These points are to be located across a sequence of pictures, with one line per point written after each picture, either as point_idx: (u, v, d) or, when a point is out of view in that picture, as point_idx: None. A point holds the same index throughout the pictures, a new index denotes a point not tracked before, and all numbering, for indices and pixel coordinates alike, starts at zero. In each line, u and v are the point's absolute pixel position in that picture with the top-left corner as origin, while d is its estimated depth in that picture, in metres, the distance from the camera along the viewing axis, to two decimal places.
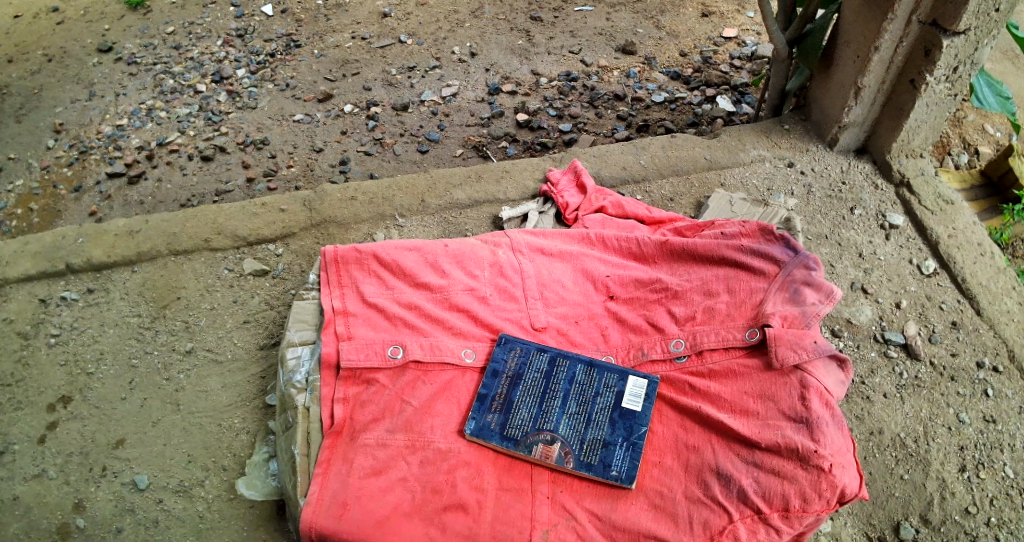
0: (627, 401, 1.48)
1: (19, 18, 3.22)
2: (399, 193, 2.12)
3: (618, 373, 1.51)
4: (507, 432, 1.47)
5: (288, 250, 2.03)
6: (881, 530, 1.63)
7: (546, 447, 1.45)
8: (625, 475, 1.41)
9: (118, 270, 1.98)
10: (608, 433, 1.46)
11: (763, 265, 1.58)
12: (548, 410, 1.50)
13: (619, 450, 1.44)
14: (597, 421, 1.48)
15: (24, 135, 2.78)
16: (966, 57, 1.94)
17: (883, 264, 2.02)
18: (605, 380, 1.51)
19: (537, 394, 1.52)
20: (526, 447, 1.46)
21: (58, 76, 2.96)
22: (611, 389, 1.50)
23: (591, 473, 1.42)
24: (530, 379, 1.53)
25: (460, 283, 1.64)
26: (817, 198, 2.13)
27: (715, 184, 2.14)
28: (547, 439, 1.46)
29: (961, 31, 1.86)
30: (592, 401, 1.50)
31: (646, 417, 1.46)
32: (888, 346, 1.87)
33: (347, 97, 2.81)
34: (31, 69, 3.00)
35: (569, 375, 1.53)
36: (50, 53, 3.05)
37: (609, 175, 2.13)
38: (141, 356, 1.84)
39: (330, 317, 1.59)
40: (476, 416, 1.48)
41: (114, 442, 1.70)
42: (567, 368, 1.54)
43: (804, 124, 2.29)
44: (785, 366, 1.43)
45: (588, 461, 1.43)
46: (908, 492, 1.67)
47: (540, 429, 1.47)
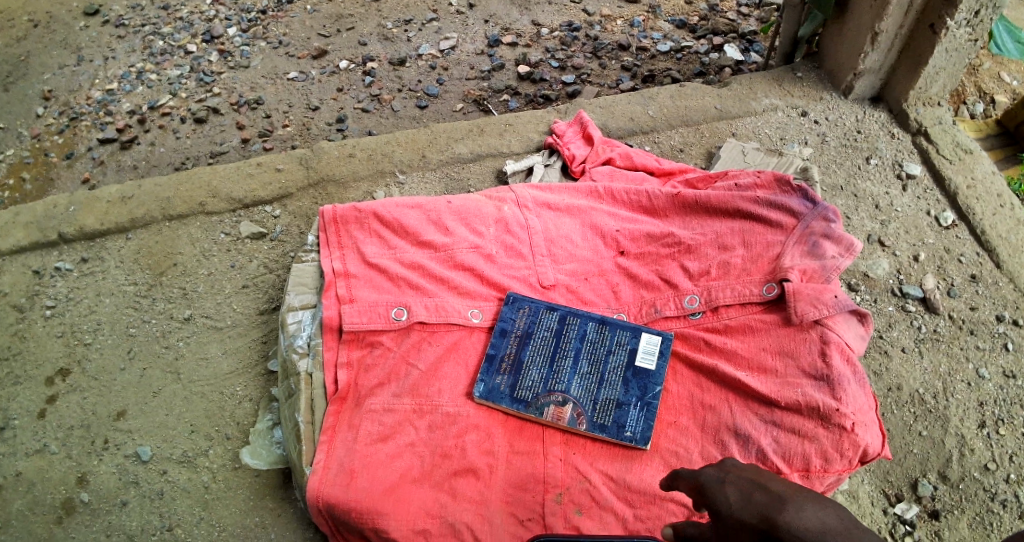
0: (640, 359, 1.43)
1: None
2: (399, 148, 2.05)
3: (631, 330, 1.46)
4: (517, 394, 1.43)
5: (286, 211, 1.97)
6: (898, 487, 1.60)
7: (558, 409, 1.42)
8: (639, 435, 1.38)
9: (112, 238, 1.92)
10: (622, 393, 1.41)
11: (780, 217, 1.51)
12: (559, 370, 1.46)
13: (634, 410, 1.40)
14: (610, 380, 1.43)
15: (12, 103, 2.69)
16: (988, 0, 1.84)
17: (900, 216, 1.95)
18: (618, 337, 1.46)
19: (547, 354, 1.47)
20: (538, 409, 1.42)
21: (45, 41, 2.86)
22: (624, 347, 1.45)
23: (605, 435, 1.39)
24: (539, 338, 1.48)
25: (465, 241, 1.58)
26: (832, 147, 2.06)
27: (726, 134, 2.06)
28: (558, 401, 1.42)
29: None
30: (605, 359, 1.45)
31: (661, 375, 1.42)
32: (906, 300, 1.82)
33: (342, 53, 2.71)
34: (17, 35, 2.88)
35: (580, 333, 1.48)
36: (36, 17, 2.93)
37: (616, 127, 2.05)
38: (139, 325, 1.79)
39: (331, 279, 1.54)
40: (484, 377, 1.44)
41: (115, 414, 1.67)
42: (578, 326, 1.48)
43: (817, 72, 2.19)
44: (804, 321, 1.38)
45: (601, 422, 1.40)
46: (926, 449, 1.63)
47: (551, 390, 1.43)
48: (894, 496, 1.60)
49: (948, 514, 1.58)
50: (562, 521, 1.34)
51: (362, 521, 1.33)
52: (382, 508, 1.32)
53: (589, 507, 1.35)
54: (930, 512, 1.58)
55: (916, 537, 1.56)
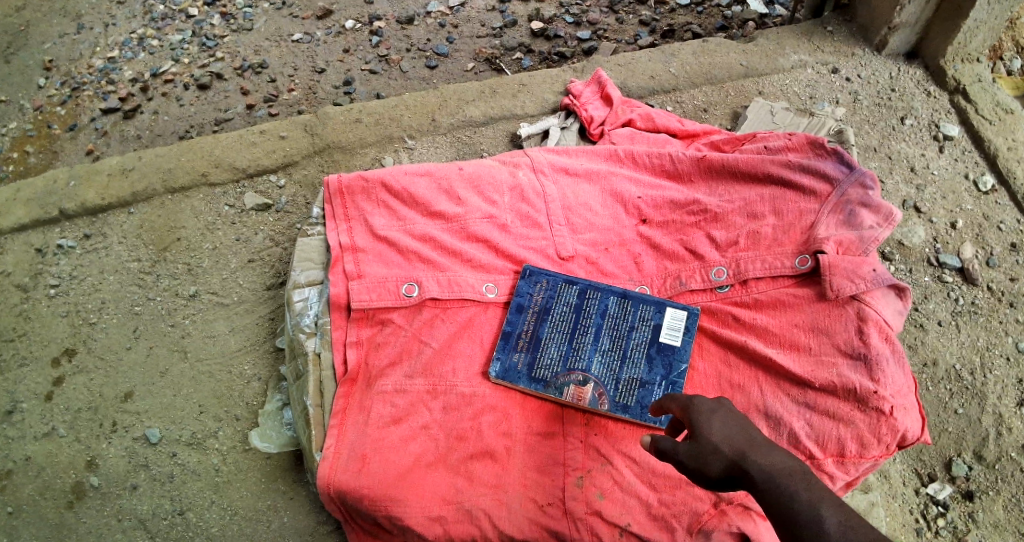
0: (665, 335, 1.35)
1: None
2: (407, 112, 1.96)
3: (654, 304, 1.38)
4: (535, 374, 1.36)
5: (291, 180, 1.89)
6: (932, 467, 1.54)
7: (579, 389, 1.35)
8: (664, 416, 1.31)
9: (114, 213, 1.85)
10: (646, 372, 1.34)
11: (813, 184, 1.41)
12: (579, 347, 1.38)
13: (658, 390, 1.33)
14: (634, 358, 1.36)
15: (13, 74, 2.59)
16: None
17: (937, 180, 1.83)
18: (641, 312, 1.38)
19: (566, 330, 1.40)
20: (557, 389, 1.35)
21: (45, 10, 2.73)
22: (647, 322, 1.37)
23: (628, 415, 1.32)
24: (558, 313, 1.40)
25: (478, 211, 1.50)
26: (865, 106, 1.92)
27: (752, 92, 1.94)
28: (579, 380, 1.35)
29: None
30: (628, 336, 1.37)
31: (687, 352, 1.34)
32: (943, 271, 1.71)
33: (347, 13, 2.59)
34: (15, 5, 2.75)
35: (601, 308, 1.40)
36: None
37: (636, 86, 1.93)
38: (144, 303, 1.73)
39: (338, 254, 1.47)
40: (500, 355, 1.37)
41: (122, 395, 1.63)
42: (598, 300, 1.40)
43: (848, 26, 2.04)
44: (840, 296, 1.29)
45: (624, 402, 1.33)
46: (962, 427, 1.55)
47: (570, 369, 1.36)
48: (926, 476, 1.53)
49: (983, 495, 1.51)
50: (583, 506, 1.29)
51: (375, 508, 1.28)
52: (395, 495, 1.28)
53: (610, 490, 1.30)
54: (964, 493, 1.51)
55: (950, 519, 1.50)
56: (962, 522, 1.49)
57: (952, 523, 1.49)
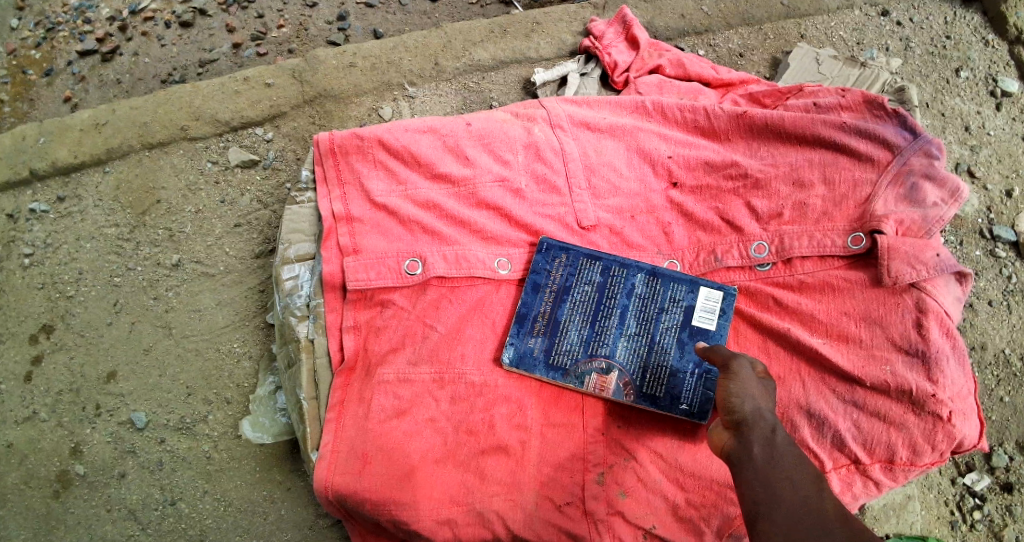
0: (698, 318, 1.21)
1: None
2: (407, 55, 1.76)
3: (687, 283, 1.23)
4: (553, 361, 1.23)
5: (279, 134, 1.71)
6: (970, 456, 1.42)
7: (601, 378, 1.21)
8: (697, 409, 1.18)
9: (88, 172, 1.68)
10: (677, 359, 1.21)
11: (870, 150, 1.23)
12: (602, 331, 1.24)
13: (689, 378, 1.19)
14: (663, 343, 1.22)
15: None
16: None
17: (993, 141, 1.64)
18: (672, 291, 1.23)
19: (587, 312, 1.25)
20: (578, 378, 1.22)
21: None
22: (678, 304, 1.23)
23: (656, 408, 1.19)
24: (578, 293, 1.25)
25: (488, 174, 1.33)
26: (916, 55, 1.71)
27: (793, 36, 1.73)
28: (602, 368, 1.22)
29: None
30: (657, 318, 1.23)
31: (724, 337, 1.20)
32: (996, 244, 1.54)
33: None
34: None
35: (627, 288, 1.25)
36: None
37: (663, 26, 1.72)
38: (124, 274, 1.58)
39: (331, 225, 1.32)
40: (510, 336, 1.24)
41: (105, 375, 1.51)
42: (624, 278, 1.25)
43: None
44: (898, 284, 1.14)
45: (652, 393, 1.20)
46: (1006, 416, 1.43)
47: (592, 355, 1.23)
48: (964, 465, 1.42)
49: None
50: (604, 506, 1.18)
51: (378, 512, 1.18)
52: (400, 498, 1.17)
53: (634, 489, 1.19)
54: (1003, 485, 1.40)
55: (987, 512, 1.39)
56: (999, 515, 1.39)
57: (988, 517, 1.39)
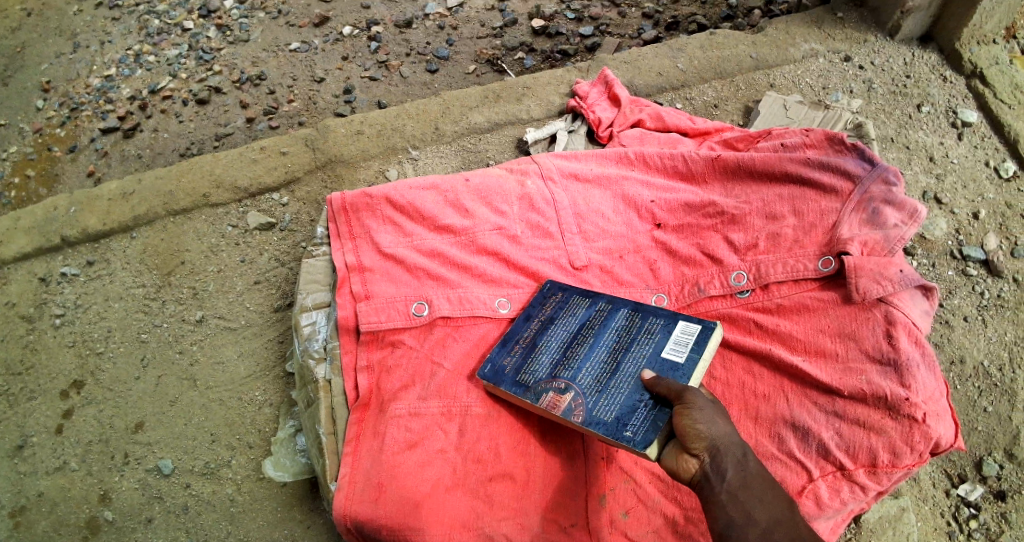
0: (668, 350, 1.21)
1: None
2: (409, 121, 1.91)
3: (666, 318, 1.26)
4: (520, 377, 1.29)
5: (294, 198, 1.85)
6: (962, 467, 1.48)
7: (557, 396, 1.23)
8: (639, 437, 1.11)
9: (116, 238, 1.83)
10: (634, 386, 1.18)
11: (834, 181, 1.35)
12: (572, 357, 1.28)
13: (641, 409, 1.14)
14: (626, 371, 1.22)
15: (10, 97, 2.62)
16: None
17: (957, 168, 1.76)
18: (650, 325, 1.27)
19: (564, 339, 1.31)
20: (536, 394, 1.25)
21: (39, 29, 2.79)
22: (652, 337, 1.25)
23: (601, 431, 1.16)
24: (562, 323, 1.33)
25: (487, 223, 1.46)
26: (879, 95, 1.85)
27: (763, 86, 1.88)
28: (560, 388, 1.24)
29: None
30: (627, 348, 1.25)
31: (690, 369, 1.18)
32: (967, 264, 1.64)
33: (344, 19, 2.61)
34: (10, 25, 2.80)
35: (606, 321, 1.31)
36: (29, 5, 2.84)
37: (643, 84, 1.88)
38: (151, 331, 1.70)
39: (345, 274, 1.44)
40: (493, 360, 1.32)
41: (133, 426, 1.60)
42: (605, 312, 1.32)
43: (860, 10, 1.97)
44: (866, 299, 1.23)
45: (600, 416, 1.18)
46: (992, 426, 1.49)
47: (555, 376, 1.26)
48: (956, 477, 1.47)
49: (1016, 495, 1.45)
50: (608, 526, 1.26)
51: (394, 537, 1.24)
52: (413, 525, 1.23)
53: (635, 508, 1.27)
54: (996, 493, 1.45)
55: (982, 520, 1.44)
56: (995, 523, 1.44)
57: (984, 525, 1.43)
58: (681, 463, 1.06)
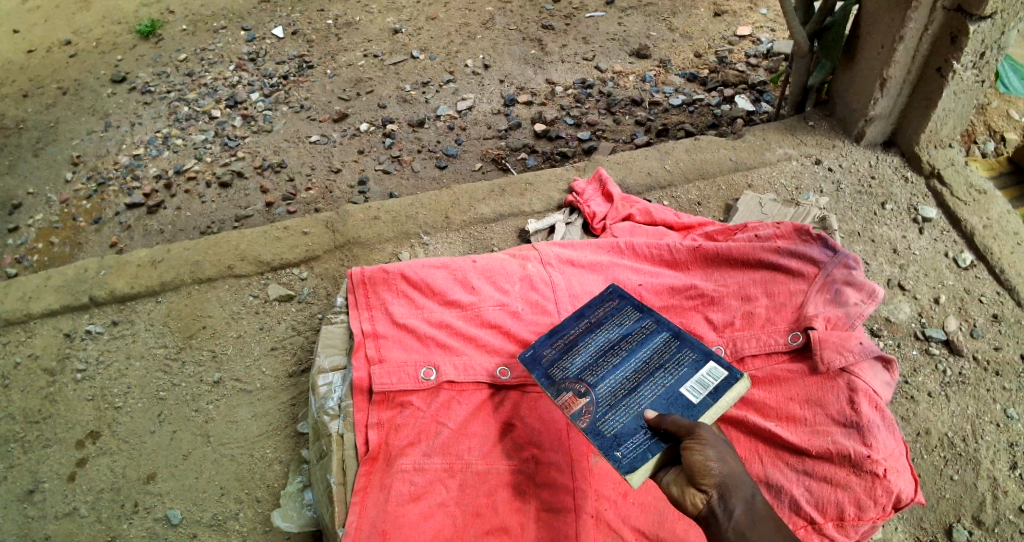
0: (688, 387, 1.26)
1: (18, 31, 3.46)
2: (423, 210, 2.10)
3: (699, 354, 1.30)
4: (551, 371, 1.39)
5: (312, 273, 2.00)
6: (933, 533, 1.54)
7: (574, 397, 1.33)
8: (624, 461, 1.19)
9: (142, 301, 1.97)
10: (638, 414, 1.25)
11: (801, 267, 1.52)
12: (603, 365, 1.36)
13: (638, 436, 1.22)
14: (643, 393, 1.28)
15: (42, 168, 2.87)
16: (992, 42, 1.86)
17: (919, 259, 1.93)
18: (683, 355, 1.32)
19: (603, 345, 1.39)
20: (558, 390, 1.35)
21: (73, 108, 3.10)
22: (680, 368, 1.29)
23: (596, 441, 1.25)
24: (608, 332, 1.41)
25: (491, 299, 1.62)
26: (846, 195, 2.06)
27: (741, 186, 2.09)
28: (580, 390, 1.33)
29: (988, 15, 1.78)
30: (653, 372, 1.31)
31: (700, 411, 1.23)
32: (930, 343, 1.79)
33: (361, 116, 2.87)
34: (46, 103, 3.14)
35: (646, 339, 1.37)
36: (64, 86, 3.20)
37: (634, 182, 2.09)
38: (170, 389, 1.82)
39: (361, 340, 1.58)
40: (534, 347, 1.44)
41: (145, 476, 1.69)
42: (648, 331, 1.38)
43: (829, 120, 2.21)
44: (831, 369, 1.37)
45: (601, 428, 1.26)
46: (958, 493, 1.58)
47: (580, 378, 1.35)
48: None
49: None
50: None
51: None
52: None
53: None
54: None
55: None
56: None
57: None
58: (688, 496, 1.11)
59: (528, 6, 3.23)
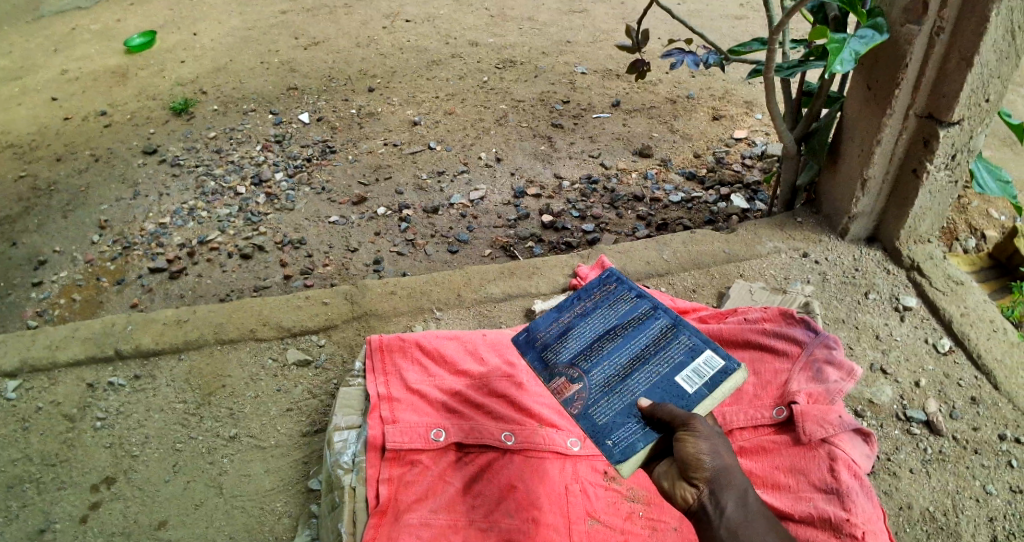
0: (682, 377, 1.36)
1: (58, 99, 3.95)
2: (436, 288, 2.25)
3: (694, 347, 1.40)
4: (547, 359, 1.51)
5: (330, 341, 2.12)
6: None
7: (566, 383, 1.45)
8: (614, 450, 1.29)
9: (165, 357, 2.09)
10: (632, 402, 1.35)
11: (786, 347, 1.66)
12: (597, 354, 1.48)
13: (629, 424, 1.32)
14: (635, 381, 1.39)
15: (69, 228, 3.07)
16: (962, 145, 2.04)
17: (900, 345, 2.04)
18: (677, 346, 1.42)
19: (598, 335, 1.51)
20: (552, 375, 1.48)
21: (105, 175, 3.33)
22: (673, 359, 1.40)
23: (586, 424, 1.36)
24: (605, 324, 1.53)
25: (498, 370, 1.75)
26: (832, 285, 2.20)
27: (733, 275, 2.25)
28: (573, 376, 1.45)
29: (955, 122, 1.97)
30: (647, 362, 1.42)
31: (693, 401, 1.32)
32: (911, 424, 1.87)
33: (380, 200, 3.06)
34: (80, 168, 3.41)
35: (640, 330, 1.48)
36: (97, 153, 3.47)
37: (634, 270, 2.26)
38: (186, 441, 1.91)
39: (376, 401, 1.70)
40: (532, 335, 1.58)
41: (156, 523, 1.76)
42: (642, 324, 1.49)
43: (816, 217, 2.40)
44: (812, 439, 1.48)
45: (591, 413, 1.37)
46: None
47: (574, 365, 1.47)
48: None
49: None
50: None
51: None
52: None
53: None
54: None
55: None
56: None
57: None
58: (678, 490, 1.23)
59: (539, 107, 3.51)
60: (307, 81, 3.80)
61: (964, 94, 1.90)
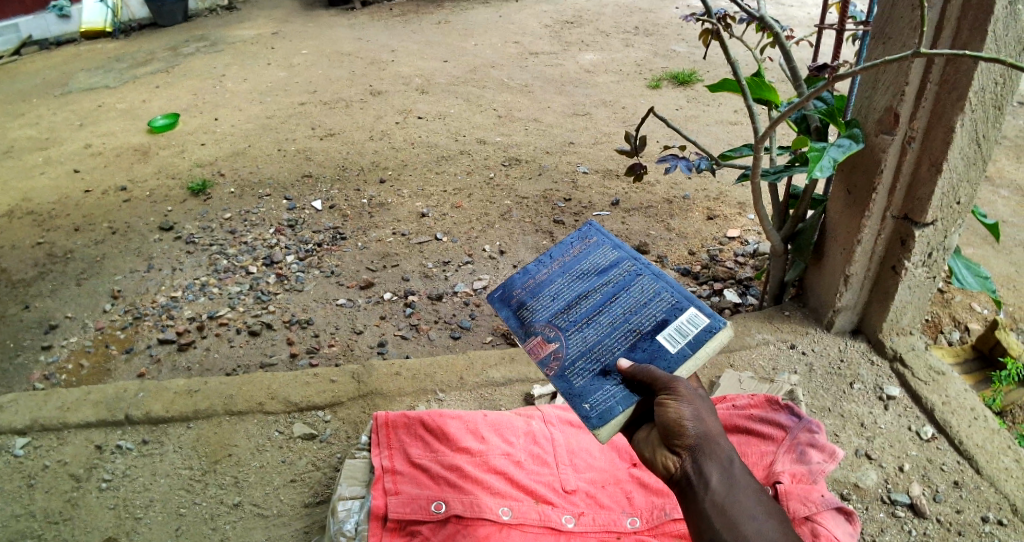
0: (665, 337, 1.56)
1: (79, 171, 4.17)
2: (440, 370, 2.33)
3: (674, 310, 1.60)
4: (528, 324, 1.73)
5: (335, 416, 2.19)
6: None
7: (544, 344, 1.66)
8: (593, 411, 1.48)
9: (173, 425, 2.16)
10: (612, 362, 1.56)
11: (771, 431, 1.75)
12: (574, 315, 1.69)
13: (607, 384, 1.52)
14: (614, 342, 1.60)
15: (83, 296, 3.19)
16: (937, 243, 2.20)
17: (884, 432, 2.12)
18: (658, 307, 1.62)
19: (578, 297, 1.73)
20: (530, 337, 1.69)
21: (121, 246, 3.48)
22: (653, 319, 1.60)
23: (564, 383, 1.57)
24: (584, 286, 1.75)
25: (498, 448, 1.82)
26: (818, 375, 2.31)
27: (724, 364, 2.36)
28: (550, 338, 1.67)
29: (929, 222, 2.13)
30: (625, 323, 1.62)
31: (675, 364, 1.51)
32: (895, 507, 1.94)
33: (386, 286, 3.20)
34: (96, 239, 3.56)
35: (616, 294, 1.70)
36: (115, 226, 3.63)
37: None
38: (189, 506, 1.96)
39: (380, 474, 1.78)
40: (512, 299, 1.80)
41: None
42: (620, 287, 1.71)
43: (803, 310, 2.53)
44: (795, 517, 1.55)
45: (568, 374, 1.58)
46: None
47: (552, 325, 1.68)
48: None
49: None
50: None
51: None
52: None
53: None
54: None
55: None
56: None
57: None
58: (661, 456, 1.39)
59: (542, 203, 3.70)
60: (321, 170, 4.02)
61: (936, 197, 2.07)
